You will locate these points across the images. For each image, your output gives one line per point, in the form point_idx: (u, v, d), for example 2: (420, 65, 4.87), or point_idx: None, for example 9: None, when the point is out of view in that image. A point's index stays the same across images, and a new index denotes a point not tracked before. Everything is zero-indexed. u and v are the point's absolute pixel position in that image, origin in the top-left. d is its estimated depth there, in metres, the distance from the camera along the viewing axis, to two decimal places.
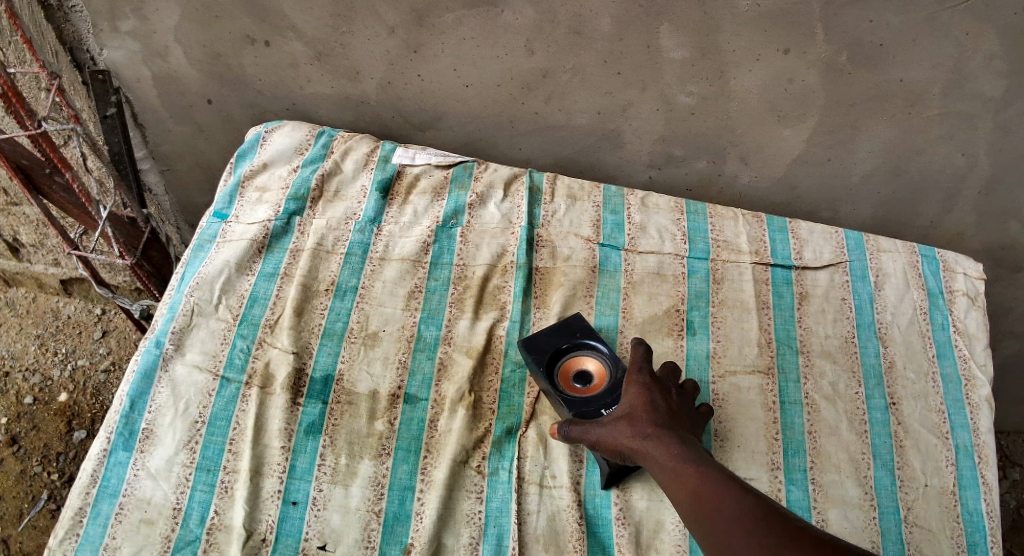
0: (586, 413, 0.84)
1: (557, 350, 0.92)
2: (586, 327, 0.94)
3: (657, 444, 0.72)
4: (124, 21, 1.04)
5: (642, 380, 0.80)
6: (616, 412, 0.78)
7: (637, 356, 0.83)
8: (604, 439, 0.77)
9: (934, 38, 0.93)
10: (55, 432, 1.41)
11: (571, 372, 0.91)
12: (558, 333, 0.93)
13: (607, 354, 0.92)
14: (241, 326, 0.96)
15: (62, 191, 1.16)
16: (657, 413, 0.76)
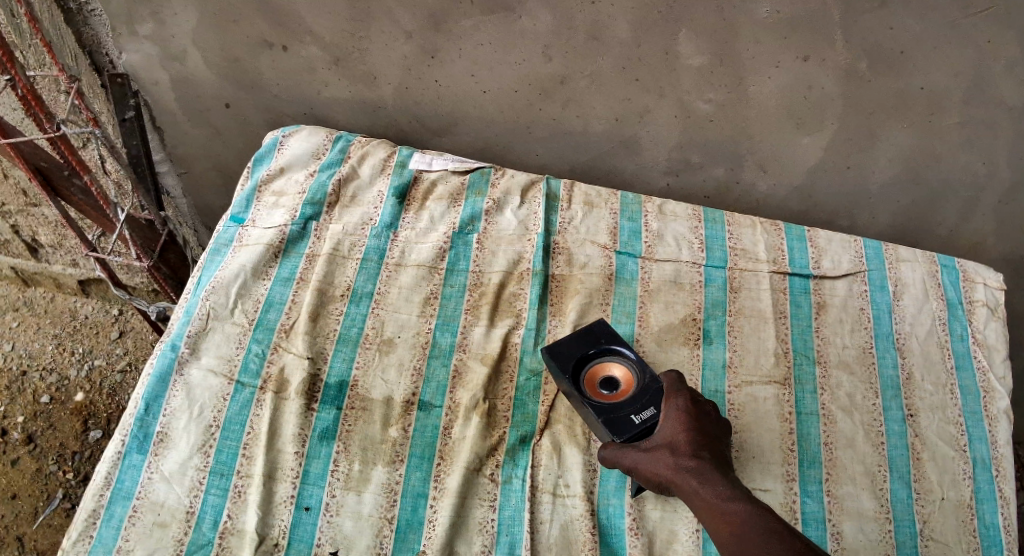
0: (616, 422, 0.82)
1: (583, 356, 0.90)
2: (610, 333, 0.93)
3: (697, 475, 0.71)
4: (142, 25, 1.07)
5: (682, 407, 0.80)
6: (656, 440, 0.77)
7: (670, 378, 0.85)
8: (644, 466, 0.76)
9: (957, 43, 0.92)
10: (71, 431, 1.43)
11: (597, 378, 0.89)
12: (583, 339, 0.92)
13: (634, 359, 0.89)
14: (257, 331, 0.96)
15: (82, 194, 1.19)
16: (698, 443, 0.75)
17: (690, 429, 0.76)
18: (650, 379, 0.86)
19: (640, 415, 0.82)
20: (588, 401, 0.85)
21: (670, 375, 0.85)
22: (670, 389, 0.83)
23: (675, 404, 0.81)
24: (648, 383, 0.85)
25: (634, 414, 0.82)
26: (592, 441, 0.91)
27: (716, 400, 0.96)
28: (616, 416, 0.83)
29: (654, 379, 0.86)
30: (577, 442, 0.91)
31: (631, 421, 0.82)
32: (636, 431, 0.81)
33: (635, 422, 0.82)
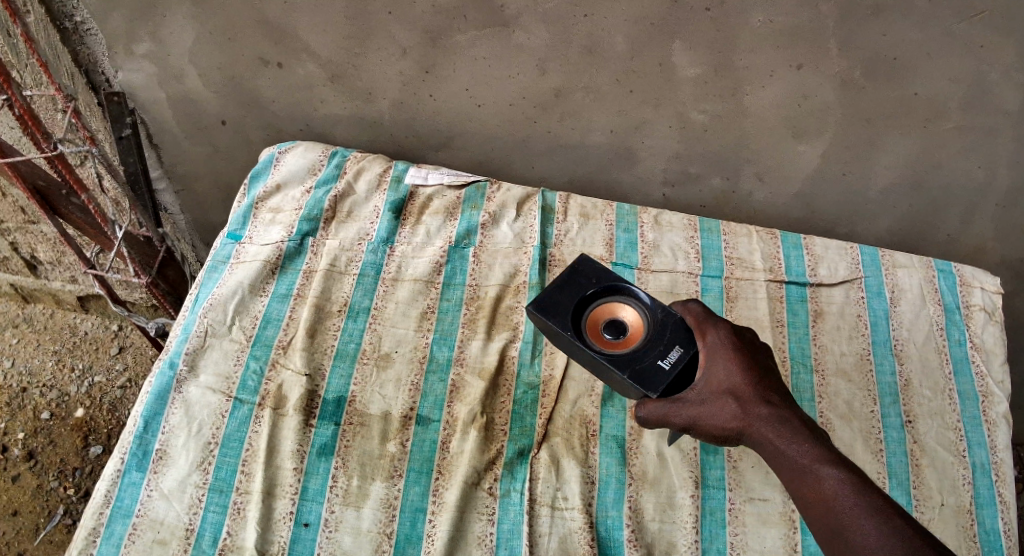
0: (645, 371, 0.71)
1: (579, 301, 0.77)
2: (603, 267, 0.79)
3: (773, 427, 0.64)
4: (139, 43, 1.06)
5: (728, 342, 0.71)
6: (712, 385, 0.68)
7: (691, 310, 0.76)
8: (703, 419, 0.67)
9: (953, 50, 0.91)
10: (71, 447, 1.43)
11: (600, 322, 0.77)
12: (575, 281, 0.78)
13: (639, 294, 0.78)
14: (254, 348, 0.96)
15: (80, 212, 1.19)
16: (761, 384, 0.67)
17: (751, 368, 0.68)
18: (668, 316, 0.75)
19: (669, 358, 0.72)
20: (602, 355, 0.73)
21: (692, 305, 0.77)
22: (700, 322, 0.74)
23: (717, 339, 0.72)
24: (667, 322, 0.75)
25: (662, 359, 0.72)
26: (590, 453, 0.92)
27: None
28: (642, 366, 0.72)
29: (672, 315, 0.75)
30: (575, 454, 0.91)
31: (662, 367, 0.71)
32: (670, 378, 0.71)
33: (665, 368, 0.71)
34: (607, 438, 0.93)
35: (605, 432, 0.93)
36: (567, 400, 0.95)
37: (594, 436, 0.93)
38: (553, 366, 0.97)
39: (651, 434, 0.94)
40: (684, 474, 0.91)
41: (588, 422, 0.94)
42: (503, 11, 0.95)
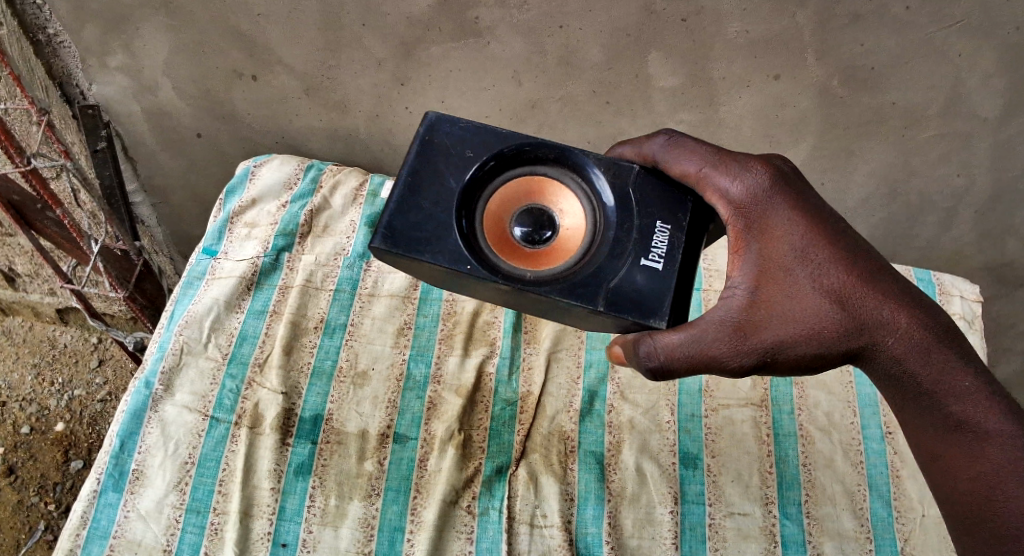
0: (624, 288, 0.59)
1: (461, 208, 0.61)
2: (456, 137, 0.63)
3: (886, 334, 0.61)
4: (112, 56, 1.04)
5: (787, 209, 0.62)
6: (800, 283, 0.60)
7: (664, 147, 0.64)
8: (791, 344, 0.60)
9: (930, 59, 0.90)
10: (52, 462, 1.44)
11: (511, 221, 0.62)
12: (434, 185, 0.61)
13: (535, 151, 0.64)
14: (230, 366, 0.95)
15: (56, 226, 1.18)
16: (855, 267, 0.61)
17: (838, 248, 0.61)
18: (608, 172, 0.63)
19: (652, 249, 0.61)
20: (550, 278, 0.60)
21: (658, 139, 0.64)
22: (707, 162, 0.62)
23: (764, 209, 0.62)
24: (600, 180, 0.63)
25: (637, 247, 0.61)
26: (569, 470, 0.92)
27: (693, 424, 0.95)
28: (614, 272, 0.60)
29: (603, 169, 0.63)
30: (554, 471, 0.91)
31: (641, 265, 0.60)
32: (661, 276, 0.60)
33: (652, 265, 0.60)
34: (586, 454, 0.93)
35: (584, 448, 0.93)
36: (545, 416, 0.95)
37: (573, 452, 0.93)
38: (531, 382, 0.97)
39: (630, 450, 0.93)
40: (663, 490, 0.91)
41: (567, 438, 0.94)
42: (477, 23, 0.94)
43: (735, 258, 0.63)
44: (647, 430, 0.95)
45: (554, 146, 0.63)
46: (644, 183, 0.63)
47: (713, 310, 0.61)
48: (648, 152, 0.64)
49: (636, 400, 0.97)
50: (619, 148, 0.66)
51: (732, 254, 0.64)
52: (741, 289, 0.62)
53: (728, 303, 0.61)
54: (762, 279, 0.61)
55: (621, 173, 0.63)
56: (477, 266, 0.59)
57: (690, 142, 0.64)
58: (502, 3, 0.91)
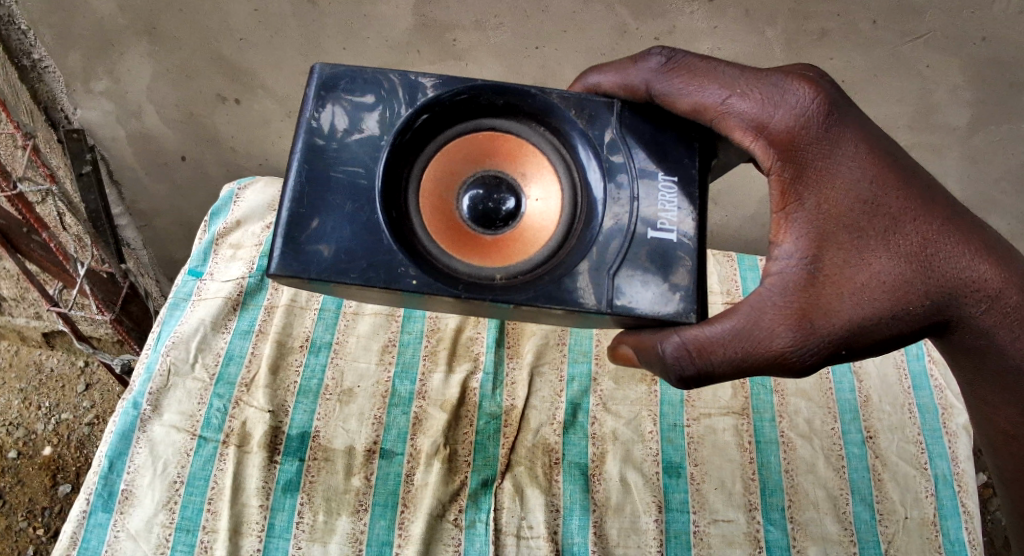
0: (614, 275, 0.59)
1: (388, 201, 0.59)
2: (348, 110, 0.60)
3: (957, 285, 0.60)
4: (97, 81, 1.05)
5: (838, 160, 0.60)
6: (874, 249, 0.59)
7: (661, 74, 0.62)
8: (862, 313, 0.58)
9: (900, 71, 0.92)
10: (40, 486, 1.46)
11: (458, 201, 0.62)
12: (344, 179, 0.59)
13: (469, 100, 0.61)
14: (217, 385, 0.96)
15: (41, 249, 1.18)
16: (929, 222, 0.60)
17: (909, 203, 0.60)
18: (581, 116, 0.62)
19: (658, 219, 0.60)
20: (523, 271, 0.59)
21: (650, 67, 0.62)
22: (727, 90, 0.61)
23: (808, 161, 0.61)
24: (567, 128, 0.62)
25: (630, 215, 0.60)
26: (554, 481, 0.93)
27: (675, 434, 0.97)
28: (598, 250, 0.59)
29: (562, 115, 0.62)
30: (539, 483, 0.92)
31: (632, 238, 0.60)
32: (658, 247, 0.60)
33: (665, 234, 0.60)
34: (571, 465, 0.94)
35: (568, 460, 0.94)
36: (529, 429, 0.96)
37: (557, 463, 0.94)
38: (514, 396, 0.98)
39: (614, 460, 0.94)
40: (647, 499, 0.92)
41: (551, 450, 0.95)
42: (455, 45, 0.96)
43: (785, 224, 0.62)
44: (630, 440, 0.96)
45: (491, 89, 0.61)
46: (622, 131, 0.62)
47: (761, 288, 0.61)
48: (641, 86, 0.62)
49: (618, 411, 0.98)
50: (594, 79, 0.64)
51: (777, 218, 0.62)
52: (792, 258, 0.60)
53: (779, 276, 0.60)
54: (816, 245, 0.60)
55: (594, 117, 0.62)
56: (426, 279, 0.57)
57: (689, 68, 0.62)
58: (479, 25, 0.93)
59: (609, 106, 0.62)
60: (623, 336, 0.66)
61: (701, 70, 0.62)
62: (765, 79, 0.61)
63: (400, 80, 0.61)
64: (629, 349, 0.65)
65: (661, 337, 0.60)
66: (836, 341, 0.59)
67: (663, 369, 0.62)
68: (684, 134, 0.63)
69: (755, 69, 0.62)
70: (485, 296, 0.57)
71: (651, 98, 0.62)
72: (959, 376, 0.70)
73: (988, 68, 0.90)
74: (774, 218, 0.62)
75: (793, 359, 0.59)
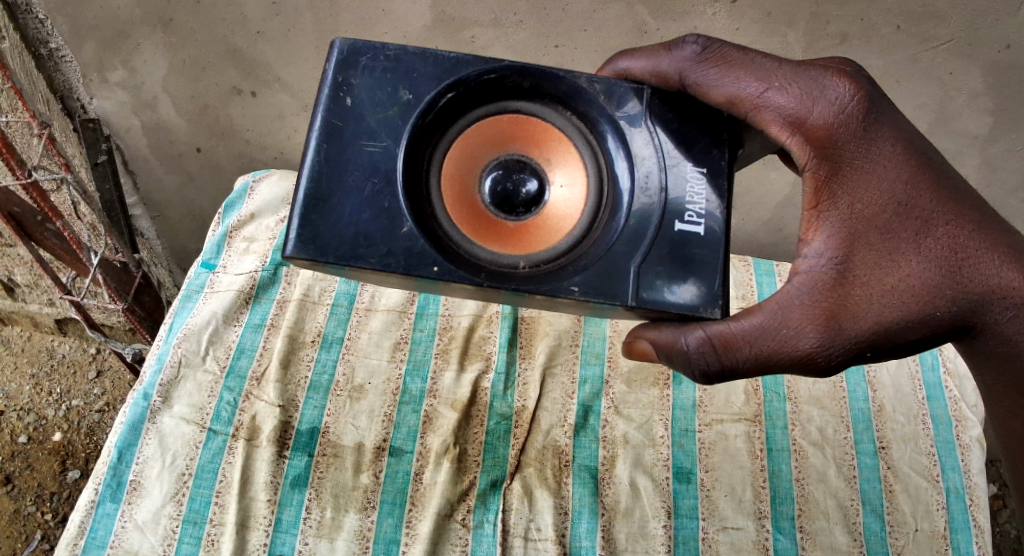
0: (641, 267, 0.58)
1: (411, 185, 0.59)
2: (368, 90, 0.59)
3: (986, 291, 0.59)
4: (113, 72, 1.05)
5: (873, 158, 0.59)
6: (904, 251, 0.58)
7: (696, 64, 0.61)
8: (888, 316, 0.58)
9: (920, 78, 0.91)
10: (49, 471, 1.46)
11: (479, 184, 0.61)
12: (363, 160, 0.58)
13: (495, 80, 0.60)
14: (228, 379, 0.96)
15: (56, 237, 1.19)
16: (962, 229, 0.59)
17: (942, 208, 0.59)
18: (609, 103, 0.61)
19: (687, 211, 0.59)
20: (546, 260, 0.59)
21: (684, 56, 0.61)
22: (765, 83, 0.59)
23: (843, 158, 0.59)
24: (595, 113, 0.61)
25: (658, 206, 0.59)
26: (563, 484, 0.92)
27: (686, 439, 0.96)
28: (625, 241, 0.58)
29: (589, 100, 0.61)
30: (548, 485, 0.92)
31: (660, 229, 0.59)
32: (686, 239, 0.59)
33: (693, 224, 0.59)
34: (580, 468, 0.93)
35: (578, 462, 0.94)
36: (540, 430, 0.96)
37: (567, 466, 0.94)
38: (525, 397, 0.98)
39: (624, 464, 0.94)
40: (657, 505, 0.92)
41: (561, 452, 0.94)
42: (472, 41, 0.95)
43: (815, 222, 0.60)
44: (640, 444, 0.95)
45: (516, 71, 0.60)
46: (651, 117, 0.61)
47: (787, 286, 0.60)
48: (675, 75, 0.61)
49: (629, 415, 0.97)
50: (625, 64, 0.63)
51: (807, 216, 0.61)
52: (822, 257, 0.59)
53: (807, 275, 0.59)
54: (846, 245, 0.59)
55: (623, 103, 0.61)
56: (448, 266, 0.56)
57: (725, 57, 0.61)
58: (498, 22, 0.92)
59: (637, 92, 0.61)
60: (640, 330, 0.65)
61: (737, 61, 0.60)
62: (803, 73, 0.60)
63: (422, 60, 0.60)
64: (646, 344, 0.64)
65: (683, 331, 0.60)
66: (861, 343, 0.58)
67: (685, 365, 0.61)
68: (713, 126, 0.61)
69: (795, 62, 0.60)
70: (508, 285, 0.57)
71: (683, 87, 0.61)
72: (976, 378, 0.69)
73: (1008, 76, 0.89)
74: (803, 216, 0.61)
75: (817, 360, 0.59)
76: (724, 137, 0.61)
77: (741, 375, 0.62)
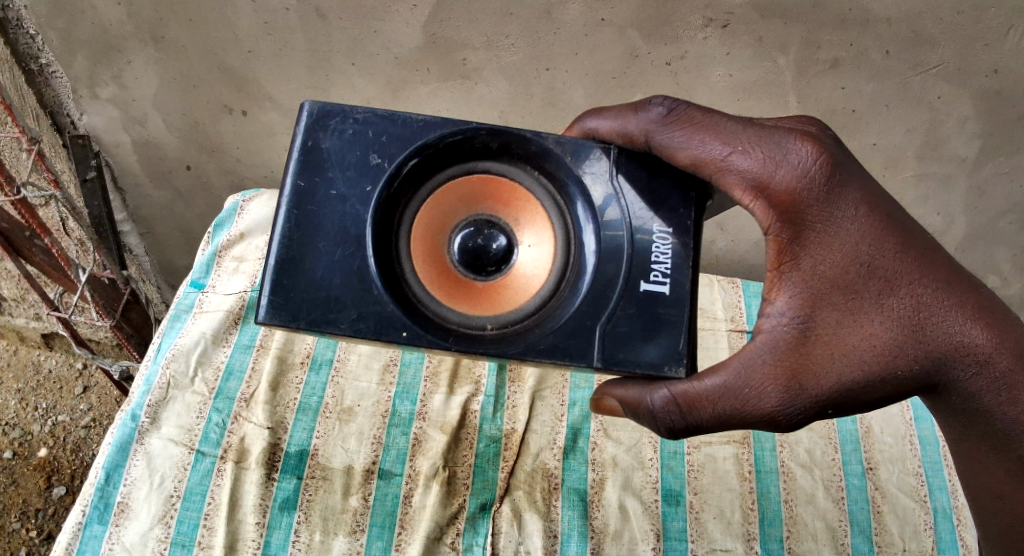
0: (606, 328, 0.59)
1: (384, 249, 0.59)
2: (338, 151, 0.60)
3: (949, 349, 0.60)
4: (103, 88, 1.05)
5: (837, 219, 0.59)
6: (866, 311, 0.59)
7: (662, 126, 0.61)
8: (850, 377, 0.58)
9: (910, 102, 0.92)
10: (34, 487, 1.46)
11: (449, 244, 0.61)
12: (333, 225, 0.59)
13: (462, 142, 0.61)
14: (217, 400, 0.95)
15: (44, 253, 1.16)
16: (926, 287, 0.59)
17: (907, 268, 0.59)
18: (576, 162, 0.62)
19: (653, 270, 0.60)
20: (514, 321, 0.59)
21: (651, 117, 0.61)
22: (729, 146, 0.59)
23: (806, 221, 0.59)
24: (562, 174, 0.62)
25: (624, 267, 0.60)
26: (553, 507, 0.92)
27: (675, 461, 0.96)
28: (589, 302, 0.59)
29: (557, 161, 0.62)
30: (537, 508, 0.92)
31: (626, 290, 0.60)
32: (652, 299, 0.60)
33: (657, 283, 0.60)
34: (570, 491, 0.94)
35: (567, 485, 0.94)
36: (529, 453, 0.96)
37: (557, 488, 0.94)
38: (515, 419, 0.98)
39: (613, 487, 0.94)
40: (645, 527, 0.92)
41: (551, 475, 0.95)
42: (464, 64, 0.95)
43: (780, 283, 0.60)
44: (629, 467, 0.96)
45: (485, 132, 0.61)
46: (617, 176, 0.62)
47: (750, 346, 0.60)
48: (640, 136, 0.61)
49: (618, 438, 0.98)
50: (593, 123, 0.63)
51: (771, 275, 0.61)
52: (784, 317, 0.59)
53: (770, 334, 0.59)
54: (808, 306, 0.59)
55: (590, 161, 0.62)
56: (418, 330, 0.57)
57: (691, 119, 0.60)
58: (489, 46, 0.92)
59: (604, 151, 0.62)
60: (607, 388, 0.65)
61: (702, 123, 0.60)
62: (768, 137, 0.59)
63: (392, 122, 0.60)
64: (614, 402, 0.64)
65: (650, 389, 0.60)
66: (823, 402, 0.58)
67: (652, 422, 0.61)
68: (681, 183, 0.62)
69: (760, 124, 0.60)
70: (477, 349, 0.58)
71: (650, 148, 0.61)
72: (945, 431, 0.69)
73: (995, 101, 0.90)
74: (768, 276, 0.61)
75: (780, 418, 0.59)
76: (691, 195, 0.62)
77: (706, 431, 0.62)
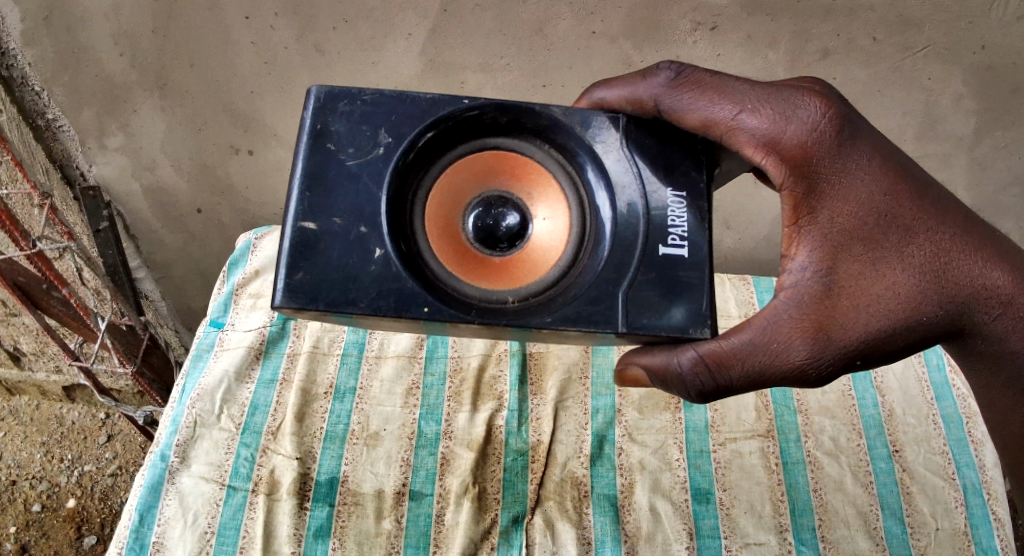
0: (628, 292, 0.59)
1: (404, 226, 0.61)
2: (349, 130, 0.61)
3: (971, 292, 0.61)
4: (111, 137, 1.06)
5: (852, 173, 0.60)
6: (887, 257, 0.60)
7: (670, 89, 0.62)
8: (876, 325, 0.59)
9: (903, 85, 0.93)
10: (65, 538, 1.48)
11: (462, 222, 0.62)
12: (347, 202, 0.60)
13: (475, 117, 0.62)
14: (244, 435, 0.97)
15: (62, 305, 1.17)
16: (942, 232, 0.61)
17: (922, 215, 0.60)
18: (587, 133, 0.63)
19: (669, 235, 0.61)
20: (535, 292, 0.60)
21: (659, 82, 0.63)
22: (737, 106, 0.61)
23: (819, 176, 0.60)
24: (573, 144, 0.63)
25: (641, 234, 0.60)
26: (584, 514, 0.93)
27: (702, 460, 0.97)
28: (611, 267, 0.59)
29: (568, 132, 0.63)
30: (569, 517, 0.93)
31: (644, 254, 0.60)
32: (671, 262, 0.60)
33: (673, 246, 0.60)
34: (600, 497, 0.94)
35: (597, 492, 0.95)
36: (557, 463, 0.97)
37: (587, 496, 0.95)
38: (540, 431, 0.99)
39: (643, 490, 0.95)
40: (678, 527, 0.92)
41: (579, 483, 0.95)
42: (462, 86, 0.97)
43: (798, 238, 0.61)
44: (657, 469, 0.96)
45: (494, 107, 0.61)
46: (627, 143, 0.62)
47: (775, 302, 0.61)
48: (650, 100, 0.62)
49: (644, 441, 0.98)
50: (601, 94, 0.64)
51: (788, 232, 0.62)
52: (807, 272, 0.60)
53: (794, 289, 0.61)
54: (829, 259, 0.60)
55: (599, 132, 0.63)
56: (439, 306, 0.58)
57: (699, 82, 0.62)
58: (485, 67, 0.94)
59: (613, 120, 0.63)
60: (630, 357, 0.65)
61: (711, 85, 0.62)
62: (776, 95, 0.61)
63: (400, 101, 0.61)
64: (639, 370, 0.65)
65: (675, 353, 0.61)
66: (849, 352, 0.60)
67: (681, 386, 0.62)
68: (691, 148, 0.63)
69: (765, 84, 0.62)
70: (499, 321, 0.58)
71: (658, 113, 0.63)
72: (969, 381, 0.71)
73: (988, 78, 0.90)
74: (784, 232, 0.62)
75: (809, 371, 0.60)
76: (701, 158, 0.63)
77: (735, 390, 0.64)
